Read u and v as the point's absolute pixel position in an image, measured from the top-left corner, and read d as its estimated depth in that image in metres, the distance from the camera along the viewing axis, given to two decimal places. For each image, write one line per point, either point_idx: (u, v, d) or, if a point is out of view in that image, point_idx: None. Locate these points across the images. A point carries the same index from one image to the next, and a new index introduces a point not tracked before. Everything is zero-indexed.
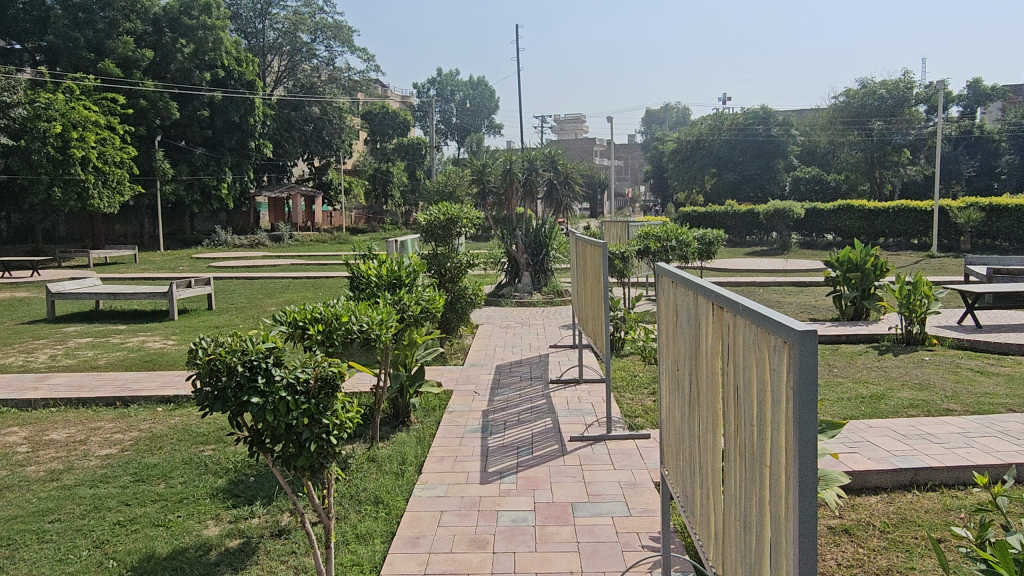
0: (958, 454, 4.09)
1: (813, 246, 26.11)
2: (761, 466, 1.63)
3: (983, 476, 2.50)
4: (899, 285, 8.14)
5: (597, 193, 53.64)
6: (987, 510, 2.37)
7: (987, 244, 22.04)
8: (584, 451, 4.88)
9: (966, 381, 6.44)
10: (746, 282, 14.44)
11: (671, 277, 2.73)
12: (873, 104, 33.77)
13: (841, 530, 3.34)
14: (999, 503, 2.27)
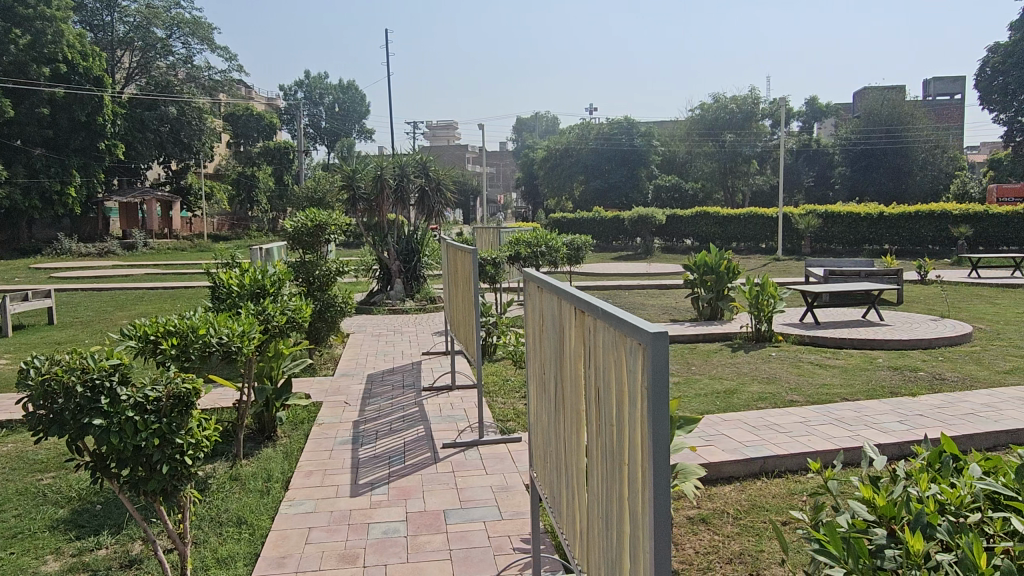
0: (801, 442, 4.44)
1: (673, 250, 27.47)
2: (620, 464, 1.69)
3: (816, 463, 2.68)
4: (749, 286, 8.76)
5: (470, 199, 54.12)
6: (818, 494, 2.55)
7: (824, 247, 24.22)
8: (457, 457, 4.87)
9: (806, 373, 7.03)
10: (612, 286, 14.98)
11: (537, 283, 2.77)
12: (725, 118, 37.82)
13: (698, 519, 3.53)
14: (830, 486, 2.46)
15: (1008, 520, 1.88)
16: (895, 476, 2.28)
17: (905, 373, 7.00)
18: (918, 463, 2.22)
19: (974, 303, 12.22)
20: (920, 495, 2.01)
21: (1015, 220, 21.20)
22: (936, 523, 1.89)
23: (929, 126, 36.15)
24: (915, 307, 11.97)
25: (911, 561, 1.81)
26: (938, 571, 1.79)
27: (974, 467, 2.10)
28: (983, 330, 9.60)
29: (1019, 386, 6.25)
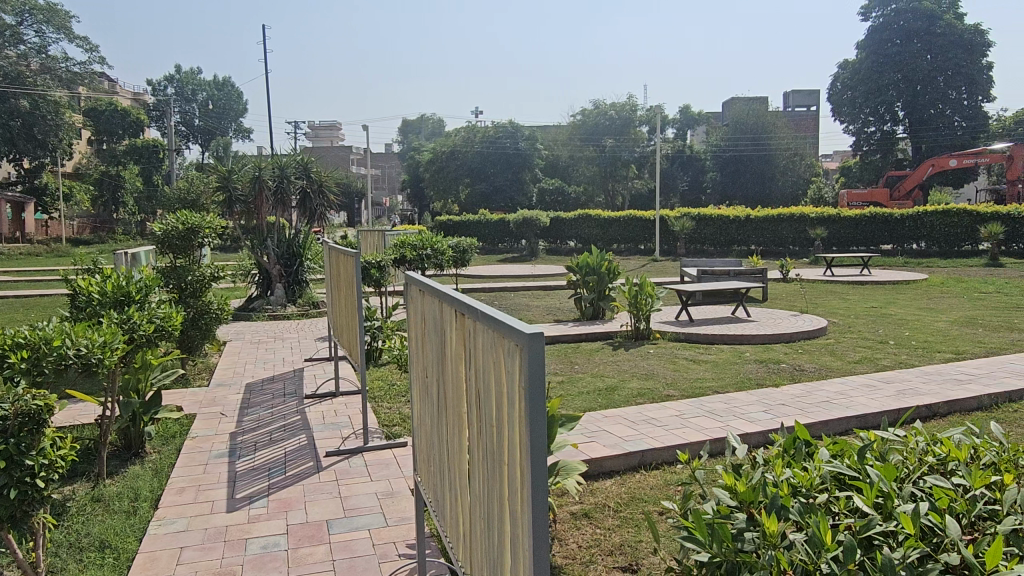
0: (676, 434, 4.65)
1: (557, 252, 27.89)
2: (500, 466, 1.71)
3: (685, 453, 2.81)
4: (628, 286, 9.09)
5: (354, 202, 53.04)
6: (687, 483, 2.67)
7: (698, 248, 25.51)
8: (340, 465, 4.75)
9: (681, 368, 7.38)
10: (498, 288, 15.14)
11: (418, 286, 2.76)
12: (605, 123, 40.55)
13: (581, 514, 3.62)
14: (700, 475, 2.58)
15: (850, 497, 2.04)
16: (754, 464, 2.43)
17: (770, 365, 7.49)
18: (775, 448, 2.38)
19: (829, 299, 13.26)
20: (777, 479, 2.15)
21: (863, 222, 23.40)
22: (790, 505, 2.02)
23: (790, 135, 38.96)
24: (778, 304, 12.82)
25: (768, 541, 1.93)
26: (793, 550, 1.92)
27: (822, 452, 2.27)
28: (837, 324, 10.42)
29: (866, 374, 6.84)
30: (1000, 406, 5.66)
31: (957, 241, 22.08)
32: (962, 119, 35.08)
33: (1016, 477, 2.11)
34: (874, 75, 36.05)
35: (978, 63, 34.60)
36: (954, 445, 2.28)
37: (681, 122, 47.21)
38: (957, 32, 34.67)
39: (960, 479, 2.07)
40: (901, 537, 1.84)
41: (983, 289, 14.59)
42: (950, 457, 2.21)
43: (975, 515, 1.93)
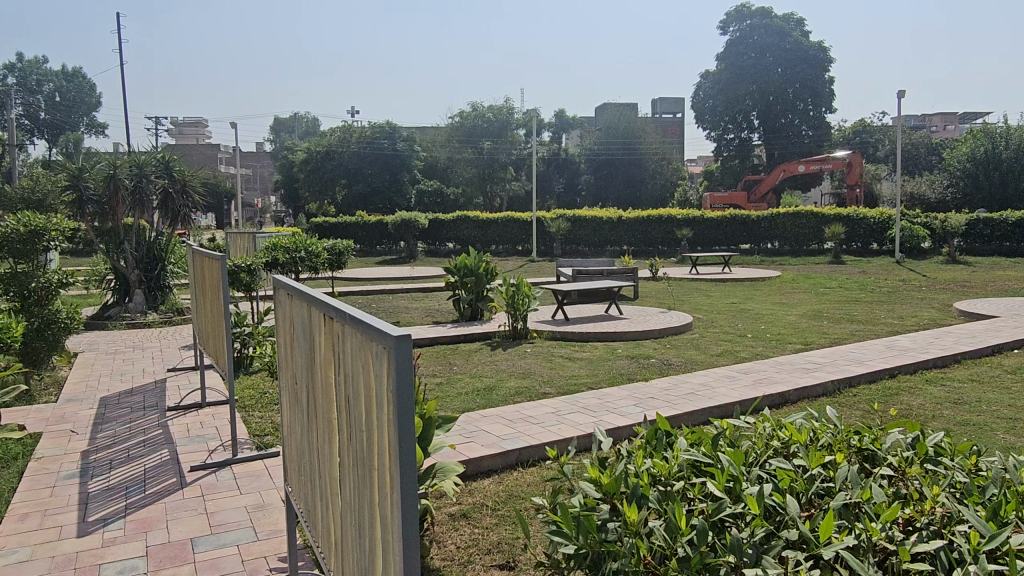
0: (552, 431, 4.75)
1: (438, 254, 26.83)
2: (370, 470, 1.69)
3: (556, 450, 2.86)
4: (506, 287, 9.20)
5: (223, 202, 50.47)
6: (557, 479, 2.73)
7: (573, 249, 26.09)
8: (207, 480, 4.51)
9: (557, 366, 7.56)
10: (377, 290, 14.90)
11: (286, 290, 2.66)
12: (483, 126, 41.33)
13: (459, 515, 3.63)
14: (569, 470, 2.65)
15: (704, 483, 2.16)
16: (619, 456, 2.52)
17: (640, 361, 7.82)
18: (638, 440, 2.47)
19: (693, 296, 14.01)
20: (638, 470, 2.25)
21: (724, 224, 24.95)
22: (649, 494, 2.11)
23: (657, 140, 41.06)
24: (648, 301, 13.39)
25: (630, 530, 2.02)
26: (651, 536, 2.02)
27: (680, 441, 2.39)
28: (701, 319, 11.02)
29: (727, 366, 7.29)
30: (843, 391, 6.21)
31: (805, 241, 24.21)
32: (810, 128, 38.08)
33: (847, 455, 2.32)
34: (732, 86, 38.57)
35: (821, 78, 37.65)
36: (797, 431, 2.46)
37: (556, 125, 48.42)
38: (803, 48, 37.61)
39: (799, 460, 2.25)
40: (749, 518, 1.97)
41: (828, 284, 15.92)
42: (793, 440, 2.39)
43: (813, 493, 2.10)
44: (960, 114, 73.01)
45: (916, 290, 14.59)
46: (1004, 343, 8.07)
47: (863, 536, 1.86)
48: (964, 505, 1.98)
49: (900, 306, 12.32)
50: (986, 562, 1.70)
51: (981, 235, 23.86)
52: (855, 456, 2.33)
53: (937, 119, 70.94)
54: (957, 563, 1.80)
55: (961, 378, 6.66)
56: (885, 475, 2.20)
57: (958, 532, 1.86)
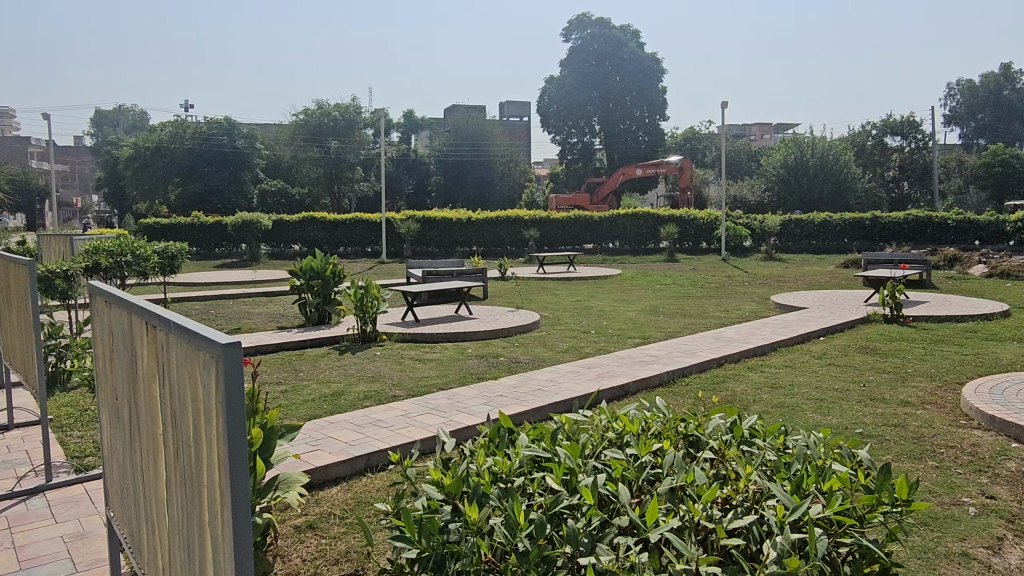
0: (401, 434, 4.71)
1: (282, 256, 25.75)
2: (198, 486, 1.59)
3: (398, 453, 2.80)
4: (353, 289, 8.99)
5: (33, 202, 45.49)
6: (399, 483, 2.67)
7: (423, 250, 25.84)
8: (15, 510, 4.04)
9: (407, 368, 7.49)
10: (215, 295, 14.02)
11: (103, 297, 2.44)
12: (329, 124, 40.19)
13: (305, 526, 3.50)
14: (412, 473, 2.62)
15: (543, 478, 2.22)
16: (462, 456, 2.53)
17: (489, 359, 7.93)
18: (481, 439, 2.50)
19: (541, 295, 14.39)
20: (479, 468, 2.27)
21: (568, 224, 25.87)
22: (489, 493, 2.15)
23: (504, 142, 41.97)
24: (497, 301, 13.59)
25: (471, 528, 2.04)
26: (492, 533, 2.05)
27: (521, 438, 2.44)
28: (547, 317, 11.34)
29: (572, 362, 7.56)
30: (677, 380, 6.64)
31: (644, 240, 25.73)
32: (645, 134, 40.17)
33: (675, 442, 2.46)
34: (575, 93, 40.02)
35: (655, 87, 40.15)
36: (629, 421, 2.58)
37: (404, 126, 48.19)
38: (639, 58, 39.84)
39: (631, 448, 2.37)
40: (584, 509, 2.05)
41: (664, 281, 16.93)
42: (625, 430, 2.51)
43: (642, 480, 2.21)
44: (774, 125, 80.70)
45: (739, 285, 15.87)
46: (812, 331, 8.99)
47: (686, 516, 1.99)
48: (773, 481, 2.16)
49: (726, 300, 13.36)
50: (791, 534, 1.88)
51: (793, 234, 26.48)
52: (681, 442, 2.48)
53: (755, 128, 77.80)
54: (766, 536, 1.97)
55: (777, 364, 7.34)
56: (707, 458, 2.36)
57: (767, 507, 2.02)
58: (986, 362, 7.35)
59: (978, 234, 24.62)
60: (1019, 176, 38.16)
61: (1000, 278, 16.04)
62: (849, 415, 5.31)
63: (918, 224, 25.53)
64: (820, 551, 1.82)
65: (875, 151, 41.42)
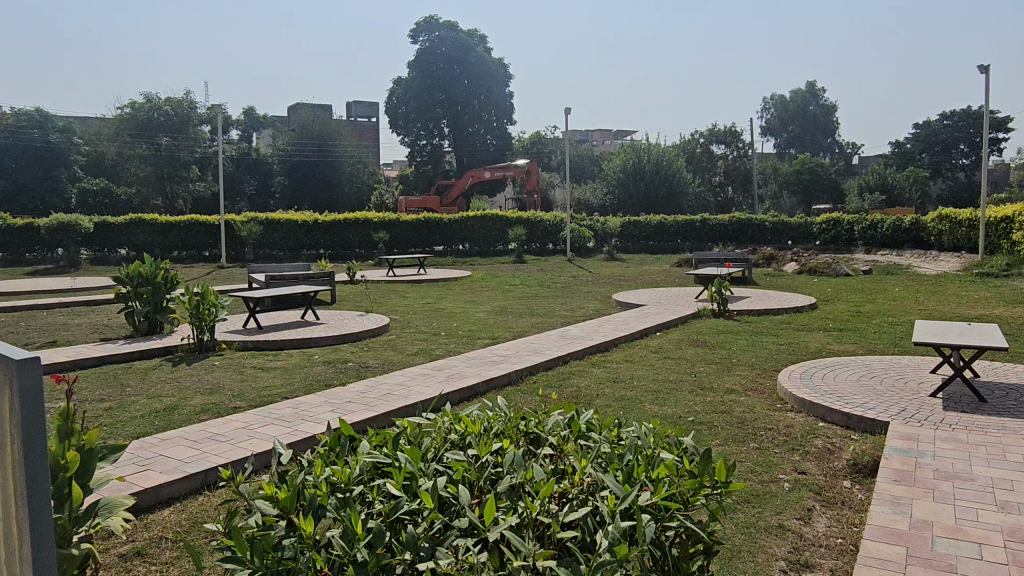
0: (241, 447, 4.47)
1: (105, 261, 23.56)
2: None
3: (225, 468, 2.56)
4: (188, 296, 8.41)
5: None
6: (231, 499, 2.45)
7: (265, 254, 24.64)
8: None
9: (249, 378, 7.12)
10: (24, 306, 12.57)
11: None
12: (160, 120, 37.32)
13: (133, 554, 3.23)
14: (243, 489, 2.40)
15: (382, 484, 2.19)
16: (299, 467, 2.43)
17: (338, 365, 7.71)
18: (320, 448, 2.41)
19: (391, 298, 14.20)
20: (315, 480, 2.19)
21: (419, 226, 25.71)
22: (326, 503, 2.09)
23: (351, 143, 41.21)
24: (345, 305, 13.25)
25: (307, 542, 1.97)
26: (329, 546, 2.00)
27: (363, 444, 2.39)
28: (397, 320, 11.21)
29: (421, 365, 7.53)
30: (524, 379, 6.79)
31: (493, 242, 26.27)
32: (493, 138, 41.13)
33: (515, 440, 2.51)
34: (423, 94, 39.73)
35: (502, 92, 41.43)
36: (471, 421, 2.61)
37: (244, 123, 45.93)
38: (485, 63, 40.63)
39: (471, 449, 2.39)
40: (424, 513, 2.04)
41: (512, 282, 17.27)
42: (467, 432, 2.53)
43: (484, 480, 2.23)
44: (614, 132, 84.85)
45: (583, 285, 16.52)
46: (649, 326, 9.52)
47: (523, 513, 2.03)
48: (607, 472, 2.25)
49: (571, 299, 13.86)
50: (622, 521, 1.96)
51: (632, 236, 27.85)
52: (522, 440, 2.53)
53: (596, 135, 81.35)
54: (599, 525, 2.05)
55: (617, 359, 7.72)
56: (546, 455, 2.43)
57: (599, 497, 2.11)
58: (798, 350, 8.15)
59: (789, 235, 27.27)
60: (823, 183, 42.66)
61: (808, 274, 17.83)
62: (682, 405, 5.67)
63: (740, 226, 27.85)
64: (646, 537, 1.92)
65: (703, 157, 44.54)
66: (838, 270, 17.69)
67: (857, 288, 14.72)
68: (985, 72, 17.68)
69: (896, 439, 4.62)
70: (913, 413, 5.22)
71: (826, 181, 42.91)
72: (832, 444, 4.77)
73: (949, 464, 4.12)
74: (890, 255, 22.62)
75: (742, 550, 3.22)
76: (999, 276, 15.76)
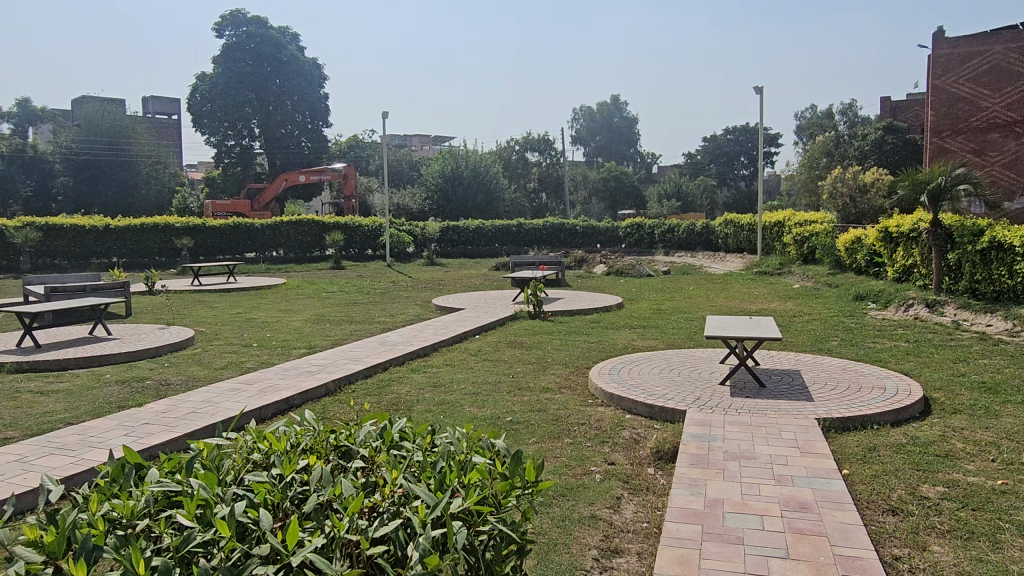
0: (10, 484, 3.92)
1: None
2: None
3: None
4: None
5: None
6: None
7: (47, 263, 22.00)
8: None
9: (24, 404, 6.26)
10: None
11: None
12: None
13: None
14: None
15: (172, 516, 2.01)
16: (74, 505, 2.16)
17: (133, 385, 7.02)
18: (99, 482, 2.16)
19: (195, 309, 13.19)
20: (91, 518, 1.96)
21: (227, 231, 24.17)
22: (104, 543, 1.88)
23: (149, 142, 37.98)
24: (141, 318, 12.12)
25: None
26: None
27: (150, 473, 2.18)
28: (203, 333, 10.45)
29: (230, 379, 7.06)
30: (343, 389, 6.60)
31: (309, 248, 25.32)
32: (308, 140, 39.85)
33: (323, 456, 2.42)
34: (231, 91, 37.27)
35: (316, 93, 40.14)
36: (275, 438, 2.48)
37: (17, 116, 40.87)
38: (299, 62, 39.13)
39: (275, 469, 2.27)
40: (220, 543, 1.90)
41: (330, 289, 16.76)
42: (271, 450, 2.40)
43: (288, 501, 2.12)
44: (432, 137, 85.52)
45: (403, 290, 16.41)
46: (469, 330, 9.64)
47: (329, 532, 1.94)
48: (418, 482, 2.22)
49: (390, 305, 13.69)
50: (432, 532, 1.95)
51: (451, 240, 27.97)
52: (332, 454, 2.45)
53: (415, 140, 81.34)
54: (409, 538, 2.01)
55: (438, 363, 7.73)
56: (357, 468, 2.35)
57: (411, 508, 2.08)
58: (606, 348, 8.64)
59: (598, 239, 28.87)
60: (627, 190, 45.74)
61: (616, 275, 18.98)
62: (500, 405, 5.79)
63: (554, 229, 29.04)
64: (458, 544, 1.92)
65: (518, 164, 46.00)
66: (642, 271, 19.03)
67: (658, 288, 15.91)
68: (760, 93, 19.90)
69: (692, 425, 5.04)
70: (706, 400, 5.72)
71: (630, 189, 46.05)
72: (637, 434, 5.10)
73: (736, 445, 4.56)
74: (687, 256, 24.73)
75: (556, 543, 3.33)
76: (774, 275, 17.78)
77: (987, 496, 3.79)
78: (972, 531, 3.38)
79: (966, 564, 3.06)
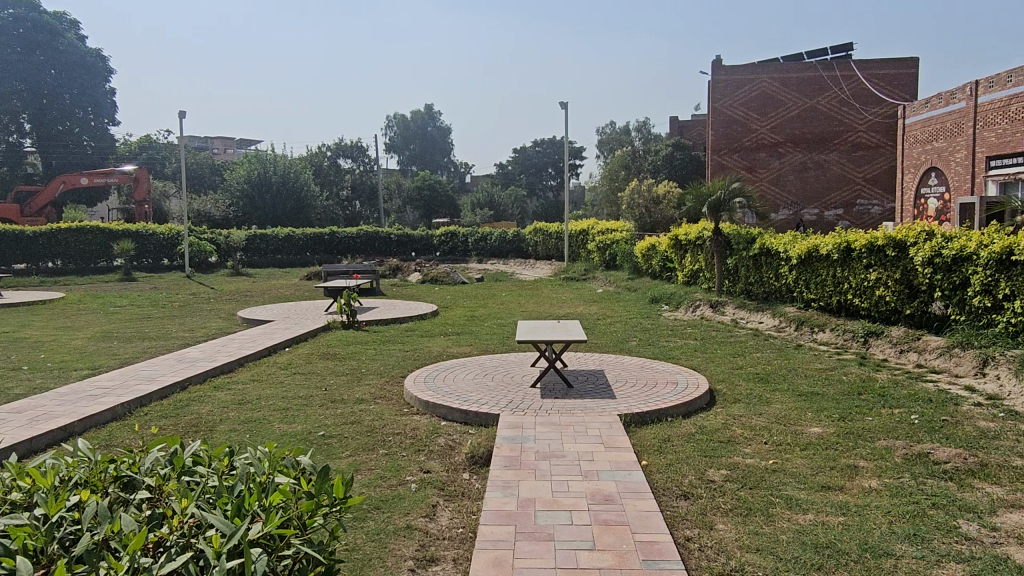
0: None
1: None
2: None
3: None
4: None
5: None
6: None
7: None
8: None
9: None
10: None
11: None
12: None
13: None
14: None
15: None
16: None
17: None
18: None
19: None
20: None
21: None
22: None
23: None
24: None
25: None
26: None
27: None
28: None
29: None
30: (133, 412, 6.01)
31: (92, 258, 22.72)
32: (91, 139, 36.29)
33: (100, 489, 2.17)
34: None
35: (100, 87, 36.42)
36: (41, 473, 2.19)
37: None
38: (78, 52, 35.27)
39: (39, 509, 2.00)
40: None
41: (118, 303, 15.20)
42: (35, 488, 2.11)
43: (53, 546, 1.88)
44: (236, 140, 81.24)
45: (203, 302, 15.29)
46: (278, 343, 9.20)
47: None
48: (214, 508, 2.07)
49: (188, 318, 12.70)
50: (227, 562, 1.81)
51: (258, 249, 26.49)
52: (111, 487, 2.21)
53: (217, 141, 76.28)
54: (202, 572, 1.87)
55: (243, 380, 7.28)
56: (141, 500, 2.14)
57: (203, 539, 1.93)
58: (421, 355, 8.62)
59: (413, 247, 28.81)
60: (441, 199, 46.11)
61: (430, 283, 19.03)
62: (311, 420, 5.57)
63: (368, 238, 28.54)
64: (257, 570, 1.81)
65: (330, 170, 44.76)
66: (455, 278, 19.26)
67: (472, 294, 16.17)
68: (565, 108, 20.96)
69: (505, 428, 5.17)
70: (518, 403, 5.90)
71: (444, 197, 46.47)
72: (452, 440, 5.14)
73: (547, 445, 4.74)
74: (499, 263, 25.42)
75: (371, 558, 3.26)
76: (580, 280, 18.76)
77: (762, 475, 4.25)
78: (749, 507, 3.77)
79: (745, 537, 3.41)
